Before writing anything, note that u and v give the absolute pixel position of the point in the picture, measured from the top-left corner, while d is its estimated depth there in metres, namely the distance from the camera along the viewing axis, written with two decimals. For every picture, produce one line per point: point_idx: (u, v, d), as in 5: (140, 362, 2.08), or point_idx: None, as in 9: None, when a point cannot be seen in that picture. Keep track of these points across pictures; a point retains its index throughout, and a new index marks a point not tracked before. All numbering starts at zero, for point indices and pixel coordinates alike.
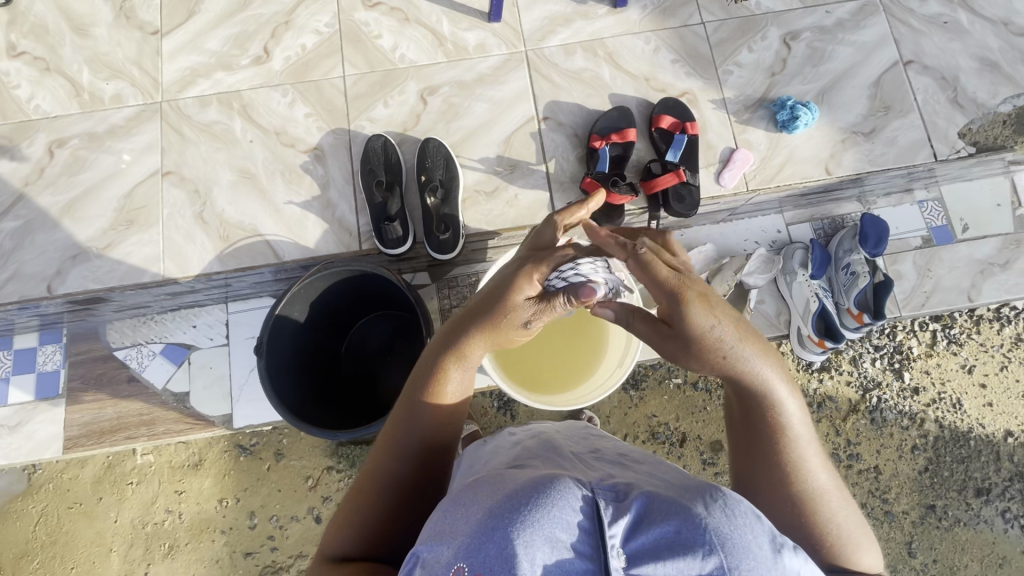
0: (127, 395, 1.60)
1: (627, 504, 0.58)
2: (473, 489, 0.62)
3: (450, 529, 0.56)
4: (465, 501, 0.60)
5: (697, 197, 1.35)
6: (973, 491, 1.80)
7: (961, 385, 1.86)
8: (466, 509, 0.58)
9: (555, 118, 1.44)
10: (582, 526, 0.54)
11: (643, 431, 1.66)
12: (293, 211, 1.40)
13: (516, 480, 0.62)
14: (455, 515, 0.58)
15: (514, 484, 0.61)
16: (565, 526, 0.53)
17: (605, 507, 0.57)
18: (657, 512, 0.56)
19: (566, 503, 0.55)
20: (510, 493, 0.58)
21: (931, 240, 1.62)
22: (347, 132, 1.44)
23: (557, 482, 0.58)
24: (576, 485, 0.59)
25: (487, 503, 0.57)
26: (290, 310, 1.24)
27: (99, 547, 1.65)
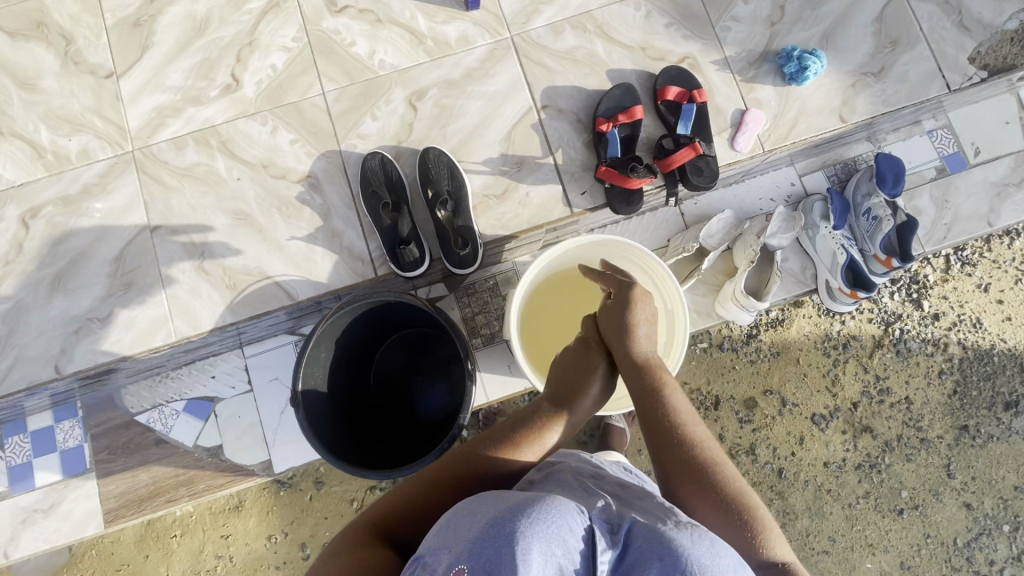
0: (157, 457, 1.55)
1: (618, 534, 0.61)
2: (478, 498, 0.64)
3: (453, 534, 0.59)
4: (470, 510, 0.62)
5: (715, 168, 1.30)
6: (1002, 406, 1.84)
7: (979, 304, 1.87)
8: (468, 518, 0.60)
9: (554, 105, 1.37)
10: (579, 550, 0.57)
11: None
12: (298, 247, 1.33)
13: (519, 492, 0.64)
14: (455, 523, 0.60)
15: (517, 496, 0.62)
16: (564, 540, 0.56)
17: (599, 534, 0.60)
18: (641, 540, 0.59)
19: (567, 519, 0.59)
20: (515, 504, 0.59)
21: (944, 169, 1.60)
22: (339, 154, 1.36)
23: (560, 502, 0.60)
24: (577, 508, 0.62)
25: (489, 511, 0.59)
26: (317, 353, 1.19)
27: None
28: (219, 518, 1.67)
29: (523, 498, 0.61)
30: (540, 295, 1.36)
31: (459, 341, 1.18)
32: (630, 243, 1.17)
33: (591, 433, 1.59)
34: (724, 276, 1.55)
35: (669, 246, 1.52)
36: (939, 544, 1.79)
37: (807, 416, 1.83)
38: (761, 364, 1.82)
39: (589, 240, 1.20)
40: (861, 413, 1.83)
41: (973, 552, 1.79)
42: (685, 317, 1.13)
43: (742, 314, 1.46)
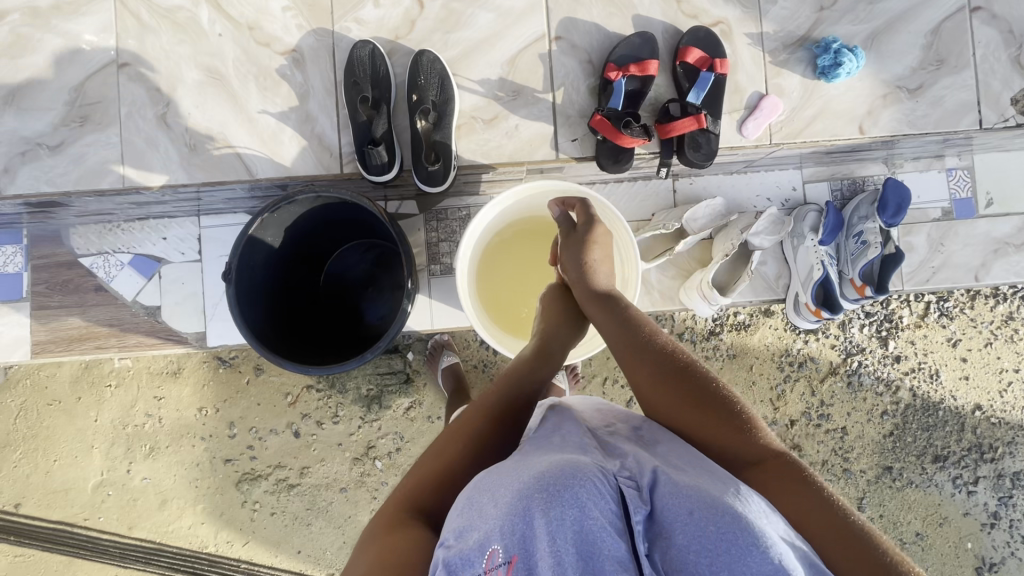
0: (94, 303, 1.53)
1: (644, 488, 0.63)
2: (503, 470, 0.68)
3: (478, 512, 0.62)
4: (489, 488, 0.65)
5: (715, 147, 1.23)
6: (931, 457, 1.86)
7: (942, 357, 1.86)
8: (489, 498, 0.63)
9: (568, 39, 1.27)
10: (611, 511, 0.59)
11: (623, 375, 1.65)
12: (267, 123, 1.26)
13: (538, 464, 0.66)
14: (484, 500, 0.64)
15: (537, 467, 0.65)
16: (594, 506, 0.58)
17: (629, 493, 0.62)
18: (671, 499, 0.61)
19: (590, 486, 0.60)
20: (536, 479, 0.62)
21: (950, 212, 1.53)
22: (331, 34, 1.26)
23: (579, 471, 0.62)
24: (600, 472, 0.63)
25: (515, 486, 0.62)
26: (262, 234, 1.15)
27: (80, 443, 1.69)
28: (155, 379, 1.68)
29: (544, 470, 0.63)
30: (496, 244, 1.31)
31: (406, 257, 1.15)
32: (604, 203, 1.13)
33: None
34: (697, 265, 1.52)
35: (652, 221, 1.47)
36: None
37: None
38: (714, 363, 1.83)
39: (563, 188, 1.16)
40: (796, 431, 1.85)
41: None
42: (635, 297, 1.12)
43: (701, 305, 1.43)
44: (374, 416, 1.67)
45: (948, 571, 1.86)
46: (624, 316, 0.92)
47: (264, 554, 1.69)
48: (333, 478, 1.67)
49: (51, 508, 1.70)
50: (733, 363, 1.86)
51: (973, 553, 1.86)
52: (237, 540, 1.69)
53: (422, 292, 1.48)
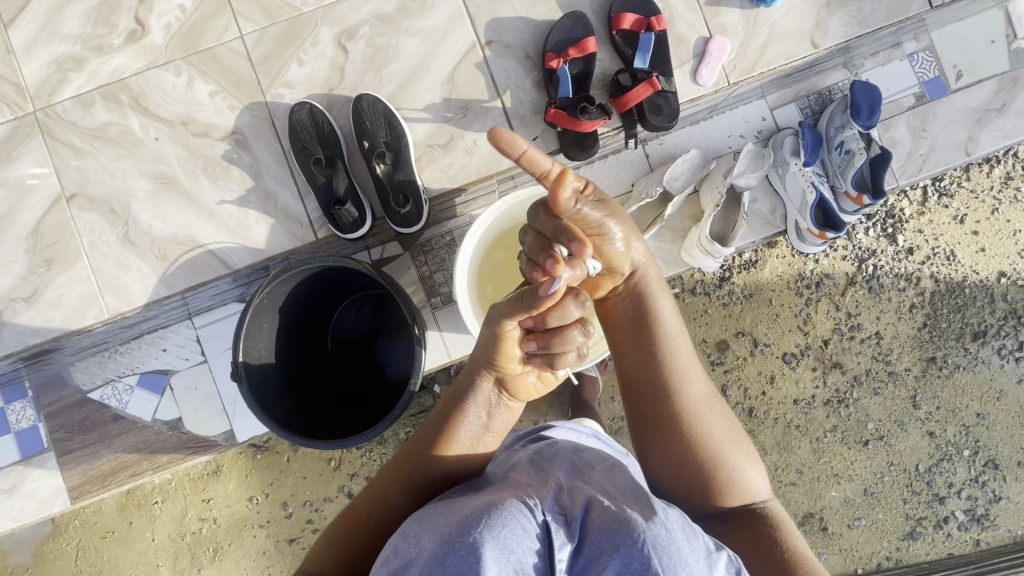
0: (117, 433, 1.52)
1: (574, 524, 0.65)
2: (424, 517, 0.67)
3: (397, 564, 0.60)
4: (412, 535, 0.64)
5: (676, 105, 1.19)
6: (970, 336, 1.85)
7: (953, 236, 1.84)
8: (411, 547, 0.62)
9: (500, 41, 1.24)
10: (538, 551, 0.60)
11: None
12: (229, 211, 1.23)
13: (465, 506, 0.66)
14: (407, 549, 0.62)
15: (464, 510, 0.65)
16: (521, 548, 0.59)
17: (556, 529, 0.63)
18: (597, 523, 0.63)
19: (520, 521, 0.62)
20: (460, 521, 0.62)
21: (923, 95, 1.51)
22: (265, 105, 1.23)
23: (507, 511, 0.63)
24: (526, 509, 0.64)
25: (438, 532, 0.61)
26: (258, 323, 1.13)
27: (146, 566, 1.68)
28: (198, 484, 1.67)
29: (471, 513, 0.63)
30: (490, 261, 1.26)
31: (403, 304, 1.12)
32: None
33: (563, 384, 1.55)
34: (691, 222, 1.49)
35: (634, 191, 1.45)
36: (901, 470, 1.87)
37: (778, 355, 1.87)
38: (733, 307, 1.85)
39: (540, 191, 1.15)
40: (832, 349, 1.86)
41: (935, 479, 1.87)
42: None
43: (707, 260, 1.41)
44: None
45: (1018, 440, 1.86)
46: (636, 340, 0.90)
47: None
48: None
49: None
50: (751, 301, 1.86)
51: None
52: None
53: (430, 327, 1.46)
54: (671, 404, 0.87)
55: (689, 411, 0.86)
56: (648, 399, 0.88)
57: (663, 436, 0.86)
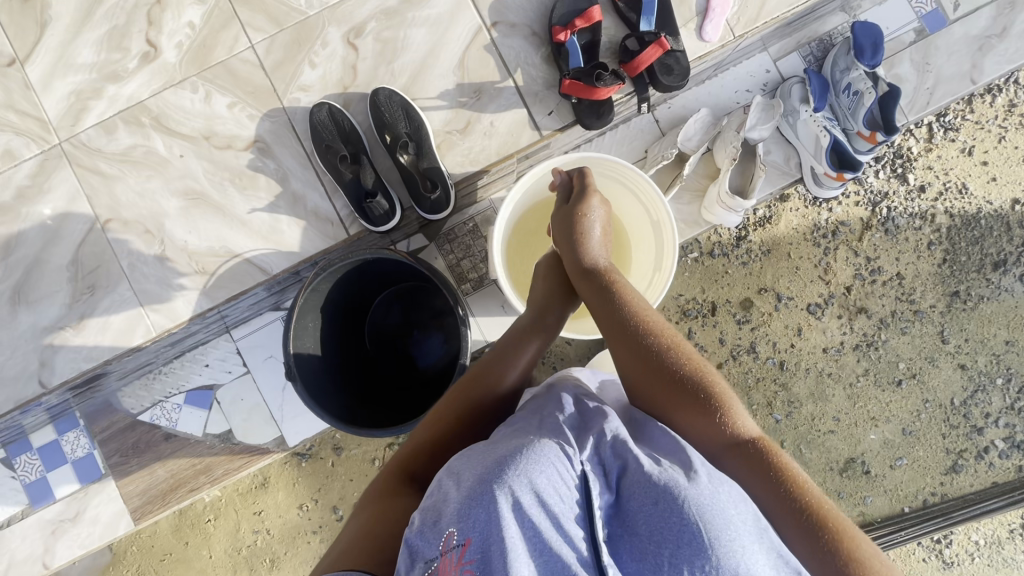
0: (170, 452, 1.55)
1: (611, 478, 0.73)
2: (468, 455, 0.75)
3: (443, 496, 0.69)
4: (458, 470, 0.72)
5: (686, 64, 1.21)
6: (991, 266, 1.87)
7: (964, 168, 1.86)
8: (457, 479, 0.71)
9: (505, 20, 1.25)
10: (576, 499, 0.69)
11: None
12: (261, 219, 1.25)
13: (507, 447, 0.74)
14: (448, 482, 0.71)
15: (505, 451, 0.73)
16: (556, 494, 0.67)
17: (593, 479, 0.72)
18: (633, 480, 0.71)
19: (557, 468, 0.70)
20: (500, 462, 0.71)
21: (923, 30, 1.52)
22: (283, 111, 1.25)
23: (545, 458, 0.71)
24: (565, 458, 0.72)
25: (478, 470, 0.70)
26: (304, 323, 1.15)
27: None
28: (248, 498, 1.70)
29: (510, 453, 0.72)
30: (517, 248, 1.34)
31: (444, 287, 1.14)
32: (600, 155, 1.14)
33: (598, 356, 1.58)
34: (707, 181, 1.51)
35: (648, 157, 1.48)
36: (937, 407, 1.90)
37: (803, 307, 1.89)
38: (753, 264, 1.88)
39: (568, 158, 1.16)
40: (855, 295, 1.88)
41: (971, 410, 1.90)
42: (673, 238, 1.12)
43: (729, 216, 1.43)
44: None
45: None
46: (598, 294, 0.98)
47: None
48: None
49: None
50: (770, 257, 1.88)
51: None
52: None
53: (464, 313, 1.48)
54: (637, 348, 0.90)
55: (654, 353, 0.89)
56: (617, 346, 0.93)
57: (642, 393, 0.89)
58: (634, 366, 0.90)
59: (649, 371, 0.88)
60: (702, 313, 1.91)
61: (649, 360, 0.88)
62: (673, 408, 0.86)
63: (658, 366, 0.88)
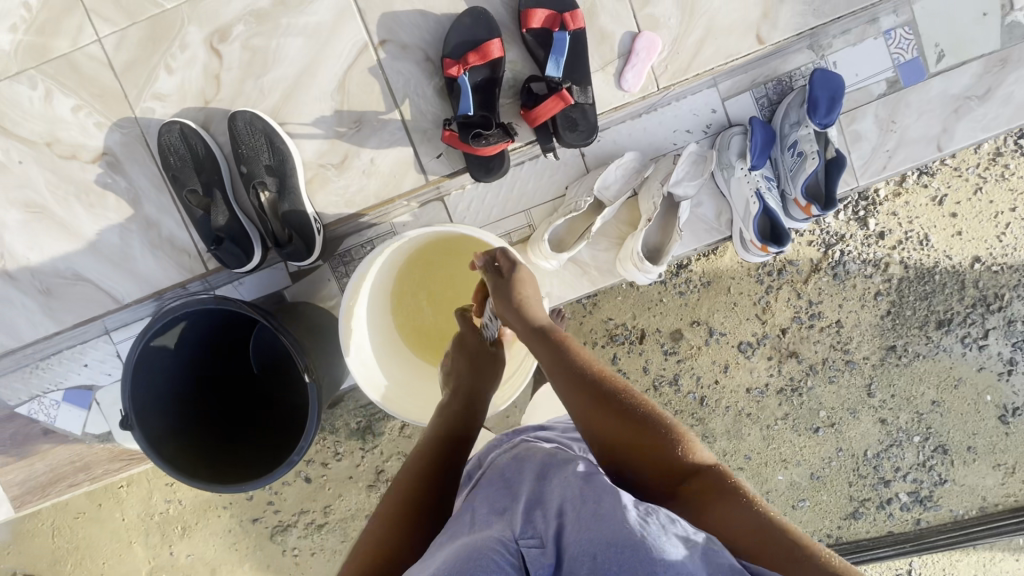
0: (51, 446, 1.52)
1: (548, 542, 0.64)
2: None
3: None
4: None
5: (594, 119, 1.06)
6: (934, 324, 1.76)
7: (929, 219, 1.71)
8: None
9: (396, 40, 1.07)
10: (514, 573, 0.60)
11: None
12: (111, 242, 1.13)
13: (441, 555, 0.64)
14: None
15: (439, 558, 0.64)
16: None
17: (531, 557, 0.63)
18: (572, 543, 0.63)
19: (491, 556, 0.61)
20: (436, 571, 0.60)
21: (896, 82, 1.33)
22: (135, 121, 1.10)
23: (475, 551, 0.61)
24: (500, 544, 0.63)
25: None
26: (149, 365, 1.05)
27: (119, 543, 1.74)
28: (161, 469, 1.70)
29: (446, 558, 0.62)
30: (393, 310, 1.21)
31: (287, 340, 1.04)
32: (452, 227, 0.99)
33: None
34: (627, 228, 1.38)
35: (566, 197, 1.33)
36: (850, 456, 1.84)
37: (734, 344, 1.79)
38: (690, 295, 1.77)
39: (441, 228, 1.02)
40: (790, 338, 1.79)
41: (882, 463, 1.85)
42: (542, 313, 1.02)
43: (638, 276, 1.31)
44: (373, 444, 1.69)
45: (971, 427, 1.81)
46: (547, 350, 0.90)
47: None
48: (355, 508, 1.71)
49: None
50: (709, 289, 1.77)
51: (995, 404, 1.80)
52: None
53: None
54: (592, 396, 0.82)
55: (610, 399, 0.81)
56: (574, 400, 0.83)
57: (604, 443, 0.80)
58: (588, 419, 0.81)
59: (606, 421, 0.80)
60: (630, 339, 1.82)
61: (609, 408, 0.80)
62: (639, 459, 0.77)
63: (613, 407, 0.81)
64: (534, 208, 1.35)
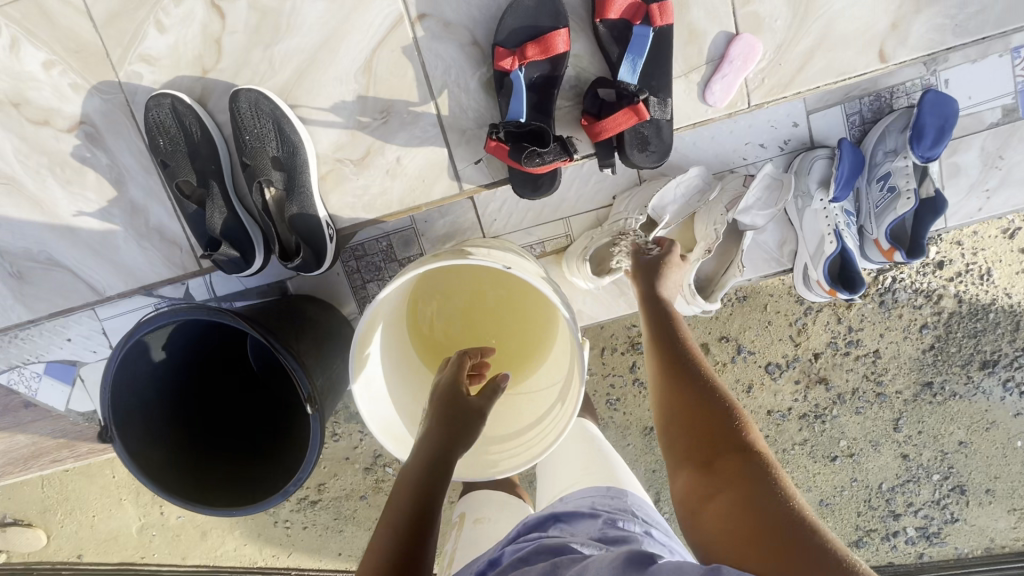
0: (31, 421, 1.42)
1: None
2: None
3: None
4: None
5: (667, 139, 0.95)
6: (977, 364, 1.41)
7: (995, 252, 1.33)
8: None
9: (438, 16, 0.94)
10: None
11: (623, 341, 1.40)
12: (90, 226, 1.02)
13: None
14: None
15: None
16: None
17: None
18: None
19: None
20: None
21: (1013, 111, 1.13)
22: (119, 88, 0.95)
23: None
24: None
25: None
26: (137, 368, 0.93)
27: (109, 498, 1.61)
28: None
29: None
30: (422, 358, 1.10)
31: (289, 363, 0.88)
32: (490, 264, 0.81)
33: None
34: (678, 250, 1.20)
35: (613, 209, 1.15)
36: (863, 488, 1.51)
37: (761, 363, 1.44)
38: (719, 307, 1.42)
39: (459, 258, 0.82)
40: (821, 363, 1.44)
41: (895, 497, 1.51)
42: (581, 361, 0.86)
43: (682, 304, 1.16)
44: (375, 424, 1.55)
45: (994, 470, 1.47)
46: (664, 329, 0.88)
47: (310, 561, 1.65)
48: (350, 488, 1.59)
49: (109, 554, 1.67)
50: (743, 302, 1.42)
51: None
52: (281, 553, 1.65)
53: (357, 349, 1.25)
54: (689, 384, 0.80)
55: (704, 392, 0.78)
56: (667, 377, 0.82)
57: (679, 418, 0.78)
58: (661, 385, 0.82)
59: (675, 390, 0.80)
60: None
61: (696, 398, 0.78)
62: (700, 447, 0.74)
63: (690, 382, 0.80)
64: (574, 216, 1.16)
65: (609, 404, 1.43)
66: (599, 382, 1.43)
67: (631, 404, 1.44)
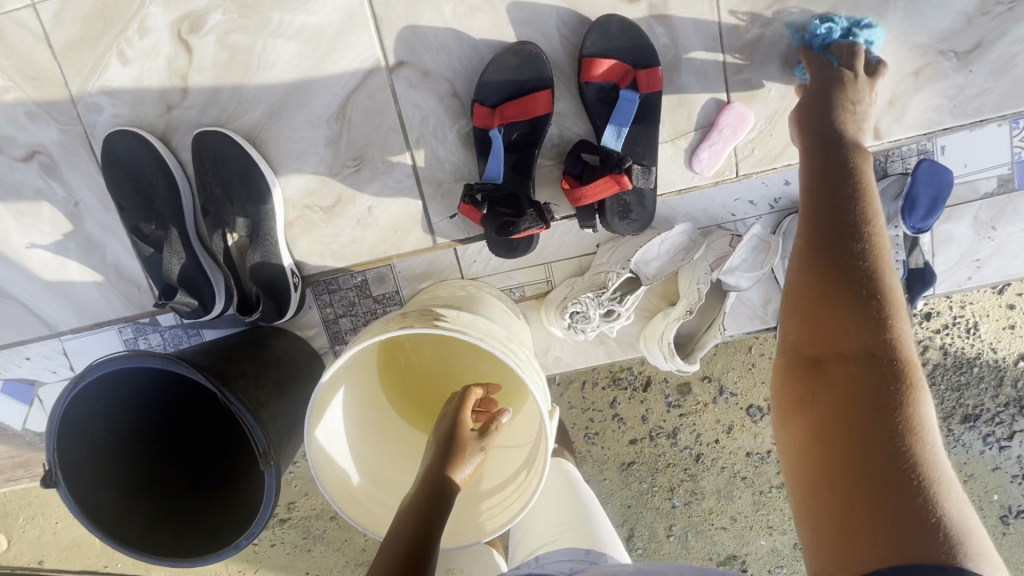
0: None
1: None
2: None
3: None
4: None
5: (650, 209, 0.97)
6: (958, 418, 1.38)
7: (984, 307, 1.30)
8: None
9: (417, 64, 0.94)
10: None
11: (604, 376, 1.38)
12: (43, 259, 1.00)
13: None
14: None
15: None
16: None
17: None
18: None
19: None
20: None
21: (1009, 181, 1.10)
22: (76, 120, 0.94)
23: None
24: None
25: None
26: (89, 411, 0.89)
27: None
28: None
29: None
30: (392, 404, 1.07)
31: (244, 418, 0.83)
32: (461, 334, 0.76)
33: None
34: (661, 302, 1.17)
35: (596, 258, 1.10)
36: None
37: (742, 406, 1.39)
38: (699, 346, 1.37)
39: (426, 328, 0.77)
40: None
41: None
42: (547, 433, 0.82)
43: (660, 360, 1.11)
44: None
45: None
46: (837, 208, 0.70)
47: None
48: (321, 507, 1.55)
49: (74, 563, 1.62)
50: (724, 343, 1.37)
51: (999, 504, 1.42)
52: (248, 569, 1.60)
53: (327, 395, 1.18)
54: (830, 297, 0.66)
55: (861, 312, 0.64)
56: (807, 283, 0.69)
57: (812, 338, 0.67)
58: (803, 256, 0.69)
59: (816, 295, 0.67)
60: None
61: (847, 314, 0.64)
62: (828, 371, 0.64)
63: (846, 270, 0.66)
64: (556, 261, 1.12)
65: (587, 439, 1.41)
66: (577, 416, 1.40)
67: (608, 440, 1.41)
